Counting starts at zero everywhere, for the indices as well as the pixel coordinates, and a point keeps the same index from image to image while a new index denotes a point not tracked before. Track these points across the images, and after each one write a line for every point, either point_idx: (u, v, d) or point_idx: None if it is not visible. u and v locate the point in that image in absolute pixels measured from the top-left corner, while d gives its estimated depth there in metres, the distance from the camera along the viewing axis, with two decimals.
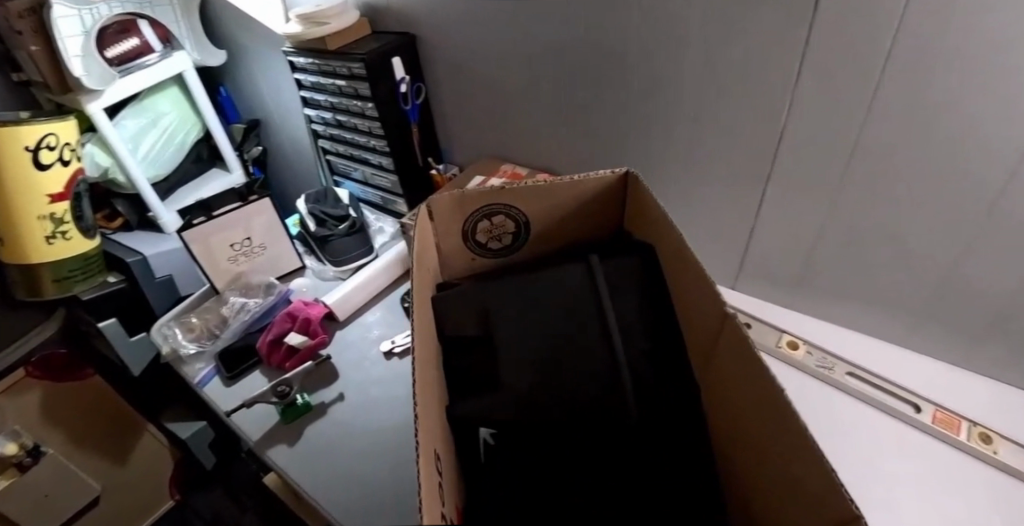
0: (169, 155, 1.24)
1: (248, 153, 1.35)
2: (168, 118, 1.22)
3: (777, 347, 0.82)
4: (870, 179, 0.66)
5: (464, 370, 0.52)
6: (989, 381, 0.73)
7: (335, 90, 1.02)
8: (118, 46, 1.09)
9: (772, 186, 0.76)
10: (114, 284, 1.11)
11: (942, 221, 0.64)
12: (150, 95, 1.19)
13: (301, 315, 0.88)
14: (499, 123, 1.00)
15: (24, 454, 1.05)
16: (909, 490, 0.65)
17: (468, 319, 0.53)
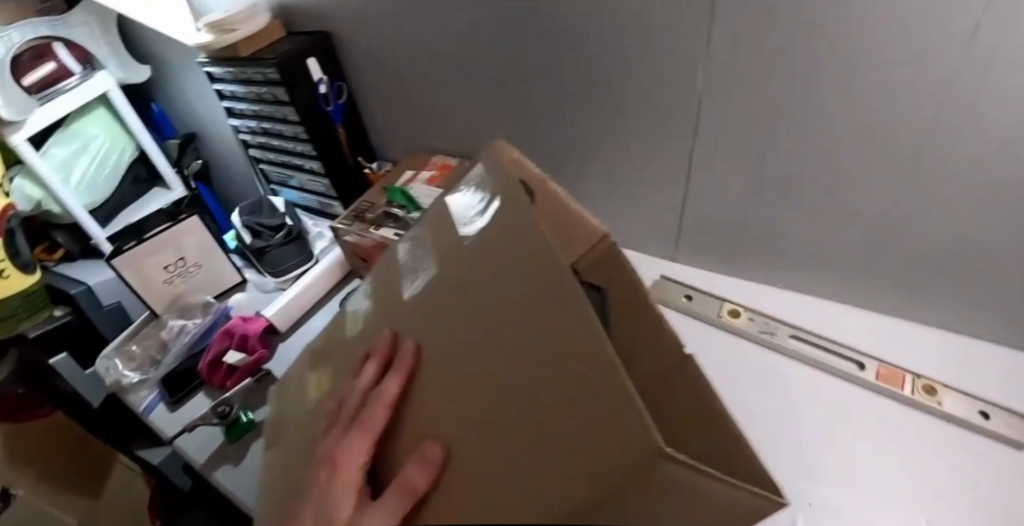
0: (104, 179, 1.21)
1: (189, 168, 1.32)
2: (99, 141, 1.19)
3: (719, 318, 0.81)
4: (791, 140, 0.64)
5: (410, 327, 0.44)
6: (937, 332, 0.72)
7: (256, 97, 0.99)
8: (34, 73, 1.07)
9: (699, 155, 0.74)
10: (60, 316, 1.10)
11: (865, 178, 0.61)
12: (77, 120, 1.17)
13: (239, 332, 0.86)
14: (426, 116, 0.97)
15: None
16: (853, 453, 0.65)
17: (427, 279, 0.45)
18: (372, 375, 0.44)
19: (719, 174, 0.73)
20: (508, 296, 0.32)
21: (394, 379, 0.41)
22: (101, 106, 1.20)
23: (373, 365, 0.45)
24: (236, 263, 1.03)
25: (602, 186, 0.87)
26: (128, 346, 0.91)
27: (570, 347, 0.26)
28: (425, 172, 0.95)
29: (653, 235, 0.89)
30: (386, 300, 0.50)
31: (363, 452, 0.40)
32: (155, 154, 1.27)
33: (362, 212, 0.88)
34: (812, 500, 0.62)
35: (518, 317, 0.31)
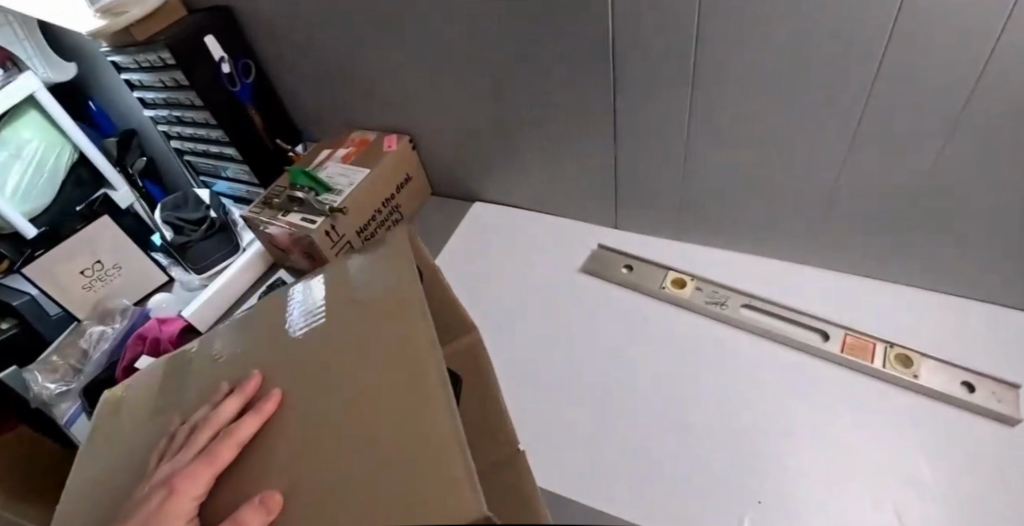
0: (41, 187, 1.13)
1: (132, 166, 1.25)
2: (34, 146, 1.11)
3: (662, 289, 0.75)
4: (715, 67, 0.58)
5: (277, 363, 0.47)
6: (901, 287, 0.69)
7: (161, 84, 0.93)
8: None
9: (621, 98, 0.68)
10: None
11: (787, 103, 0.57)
12: (8, 124, 1.08)
13: (151, 336, 0.81)
14: (342, 90, 0.91)
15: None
16: (813, 432, 0.58)
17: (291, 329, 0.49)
18: (232, 413, 0.43)
19: (639, 123, 0.70)
20: (382, 361, 0.40)
21: (249, 421, 0.41)
22: (33, 109, 1.10)
23: (232, 403, 0.44)
24: (161, 263, 0.99)
25: (530, 145, 0.82)
26: (48, 357, 0.86)
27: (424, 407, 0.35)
28: (341, 150, 0.88)
29: (580, 195, 0.85)
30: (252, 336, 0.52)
31: (202, 486, 0.40)
32: (95, 156, 1.18)
33: (270, 198, 0.82)
34: (762, 497, 0.54)
35: (385, 379, 0.39)
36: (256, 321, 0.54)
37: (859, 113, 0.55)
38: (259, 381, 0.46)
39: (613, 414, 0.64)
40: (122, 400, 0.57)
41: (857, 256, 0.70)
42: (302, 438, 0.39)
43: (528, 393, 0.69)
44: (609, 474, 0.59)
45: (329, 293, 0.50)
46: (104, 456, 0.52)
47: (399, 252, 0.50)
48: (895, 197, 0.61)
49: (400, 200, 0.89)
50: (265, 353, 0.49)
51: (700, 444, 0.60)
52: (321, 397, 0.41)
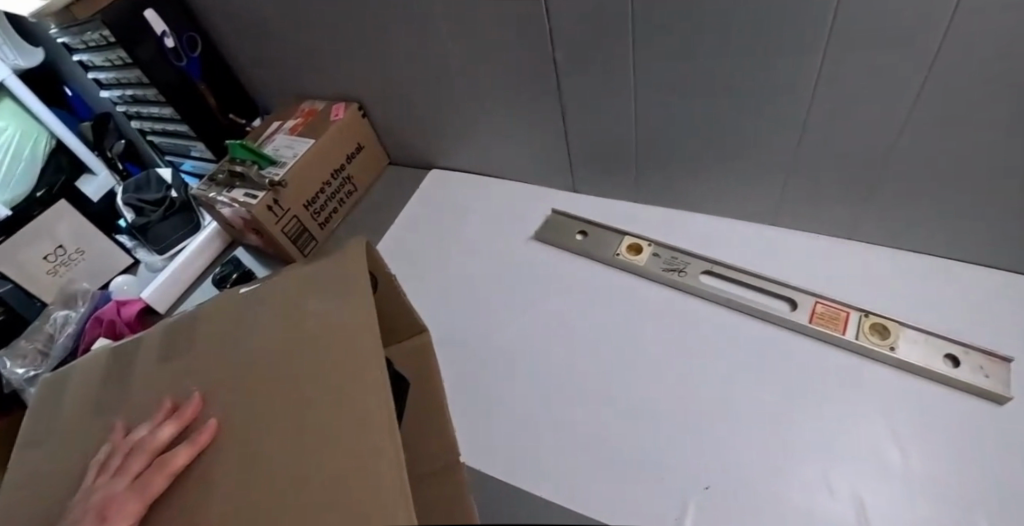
0: (19, 177, 0.95)
1: (112, 150, 1.09)
2: (11, 134, 0.94)
3: (617, 256, 0.72)
4: (659, 8, 0.55)
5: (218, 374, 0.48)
6: (872, 248, 0.65)
7: (109, 63, 0.90)
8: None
9: (562, 58, 0.66)
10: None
11: (729, 48, 0.55)
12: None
13: (107, 319, 0.81)
14: (292, 62, 0.88)
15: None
16: (774, 405, 0.55)
17: (238, 339, 0.49)
18: (168, 436, 0.44)
19: (584, 74, 0.66)
20: (330, 393, 0.42)
21: (183, 452, 0.42)
22: (8, 97, 0.95)
23: (169, 427, 0.45)
24: (127, 245, 1.04)
25: (481, 109, 0.79)
26: (16, 344, 0.90)
27: (371, 444, 0.38)
28: (289, 122, 0.88)
29: (532, 156, 0.82)
30: (185, 333, 0.53)
31: (131, 517, 0.41)
32: (70, 140, 1.01)
33: (213, 175, 0.80)
34: (710, 482, 0.51)
35: (332, 410, 0.41)
36: (198, 320, 0.53)
37: (825, 43, 0.50)
38: (201, 404, 0.46)
39: (550, 388, 0.61)
40: (61, 391, 0.56)
41: (812, 209, 0.65)
42: (245, 469, 0.40)
43: (467, 363, 0.66)
44: (558, 449, 0.56)
45: (278, 308, 0.50)
46: (37, 454, 0.52)
47: (351, 260, 0.51)
48: (856, 147, 0.57)
49: (352, 171, 0.89)
50: (205, 366, 0.49)
51: (642, 424, 0.56)
52: (268, 426, 0.42)
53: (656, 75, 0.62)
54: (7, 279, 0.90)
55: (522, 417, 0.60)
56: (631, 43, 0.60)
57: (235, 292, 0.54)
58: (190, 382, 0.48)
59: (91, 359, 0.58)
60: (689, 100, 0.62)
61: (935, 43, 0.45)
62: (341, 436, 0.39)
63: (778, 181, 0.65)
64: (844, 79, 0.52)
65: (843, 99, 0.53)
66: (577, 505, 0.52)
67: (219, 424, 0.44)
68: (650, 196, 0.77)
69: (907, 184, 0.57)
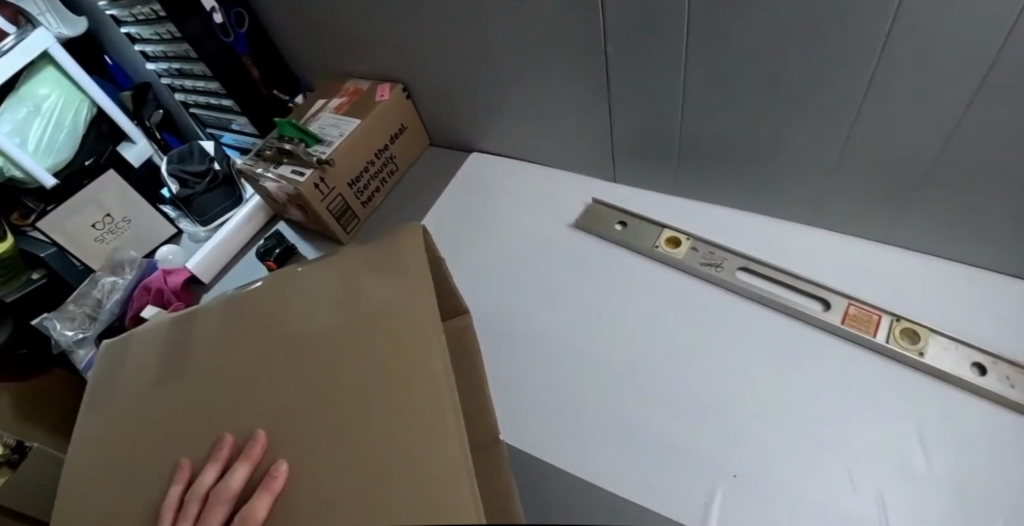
0: (62, 145, 0.96)
1: (149, 120, 1.16)
2: (54, 102, 0.95)
3: (655, 247, 0.74)
4: (716, 10, 0.56)
5: (279, 366, 0.49)
6: (911, 254, 0.66)
7: (157, 37, 0.92)
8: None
9: (614, 55, 0.67)
10: (38, 279, 1.02)
11: (779, 56, 0.56)
12: (24, 80, 0.92)
13: (155, 286, 0.84)
14: (339, 42, 0.90)
15: (10, 452, 0.89)
16: (807, 403, 0.57)
17: (298, 335, 0.51)
18: (241, 480, 0.43)
19: (631, 65, 0.67)
20: (397, 389, 0.43)
21: (261, 503, 0.42)
22: (50, 63, 0.95)
23: (240, 471, 0.43)
24: (170, 215, 1.09)
25: (526, 99, 0.81)
26: (65, 307, 0.93)
27: (438, 433, 0.39)
28: (335, 101, 0.89)
29: (574, 144, 0.83)
30: (241, 320, 0.55)
31: None
32: (113, 111, 1.04)
33: (261, 150, 0.82)
34: (738, 471, 0.53)
35: (398, 405, 0.42)
36: (258, 312, 0.54)
37: (881, 44, 0.50)
38: (267, 435, 0.45)
39: (583, 373, 0.64)
40: (111, 396, 0.56)
41: (851, 212, 0.66)
42: (316, 474, 0.42)
43: (508, 346, 0.69)
44: (595, 435, 0.58)
45: (338, 299, 0.51)
46: (98, 463, 0.52)
47: (409, 244, 0.52)
48: (900, 160, 0.58)
49: (395, 150, 0.91)
50: (267, 377, 0.49)
51: (680, 418, 0.58)
52: (337, 426, 0.43)
53: (705, 70, 0.62)
54: (50, 243, 0.97)
55: (560, 401, 0.62)
56: (683, 37, 0.60)
57: (291, 271, 0.56)
58: (253, 406, 0.48)
59: (139, 362, 0.57)
60: (736, 96, 0.63)
61: (983, 66, 0.46)
62: (410, 433, 0.40)
63: (816, 185, 0.66)
64: (895, 83, 0.52)
65: (893, 105, 0.54)
66: (606, 485, 0.55)
67: (290, 459, 0.43)
68: (690, 190, 0.78)
69: (950, 191, 0.57)
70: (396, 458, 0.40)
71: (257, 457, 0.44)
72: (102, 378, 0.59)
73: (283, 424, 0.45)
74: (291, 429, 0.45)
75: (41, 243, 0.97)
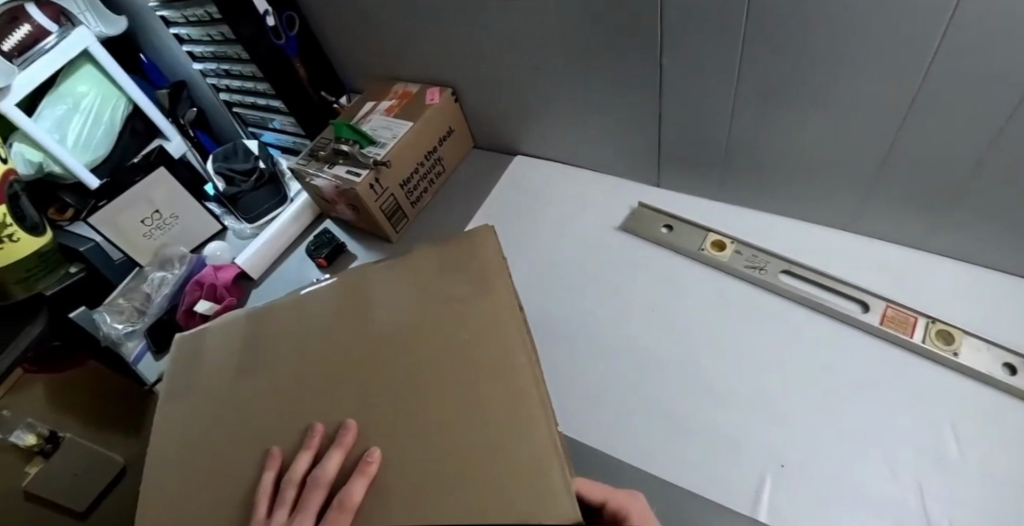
0: (99, 141, 1.03)
1: (184, 118, 1.19)
2: (92, 99, 1.02)
3: (700, 251, 0.77)
4: (765, 34, 0.59)
5: (360, 359, 0.52)
6: (947, 260, 0.69)
7: (208, 38, 0.95)
8: (10, 34, 0.89)
9: (662, 69, 0.71)
10: (76, 273, 1.03)
11: (822, 79, 0.60)
12: (64, 80, 1.00)
13: (208, 282, 0.87)
14: (387, 48, 0.93)
15: (42, 441, 1.06)
16: (851, 399, 0.61)
17: (378, 329, 0.53)
18: (337, 465, 0.43)
19: (680, 76, 0.70)
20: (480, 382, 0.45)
21: (357, 483, 0.41)
22: (88, 62, 1.02)
23: (336, 456, 0.44)
24: (215, 211, 1.12)
25: (571, 105, 0.84)
26: (115, 301, 0.96)
27: (529, 422, 0.41)
28: (384, 103, 0.92)
29: (618, 151, 0.87)
30: (319, 314, 0.57)
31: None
32: (147, 108, 1.10)
33: (316, 151, 0.86)
34: (785, 461, 0.57)
35: (487, 395, 0.44)
36: (333, 308, 0.57)
37: (919, 77, 0.53)
38: (357, 425, 0.46)
39: (636, 368, 0.67)
40: (193, 387, 0.58)
41: (886, 223, 0.70)
42: (407, 459, 0.42)
43: (561, 343, 0.72)
44: (649, 424, 0.62)
45: (418, 297, 0.54)
46: (180, 452, 0.53)
47: (484, 248, 0.56)
48: (934, 180, 0.61)
49: (442, 152, 0.94)
50: (351, 369, 0.51)
51: (730, 412, 0.61)
52: (422, 414, 0.45)
53: (752, 88, 0.66)
54: (90, 238, 1.00)
55: (614, 396, 0.65)
56: (732, 56, 0.64)
57: (366, 269, 0.59)
58: (338, 398, 0.50)
59: (218, 356, 0.60)
60: (782, 113, 0.66)
61: (1014, 101, 0.50)
62: (501, 422, 0.42)
63: (855, 196, 0.69)
64: (931, 112, 0.55)
65: (928, 130, 0.57)
66: (661, 473, 0.58)
67: (381, 448, 0.44)
68: (731, 196, 0.81)
69: (980, 209, 0.61)
70: (489, 443, 0.41)
71: (350, 442, 0.44)
72: (180, 369, 0.60)
73: (369, 411, 0.47)
74: (379, 417, 0.46)
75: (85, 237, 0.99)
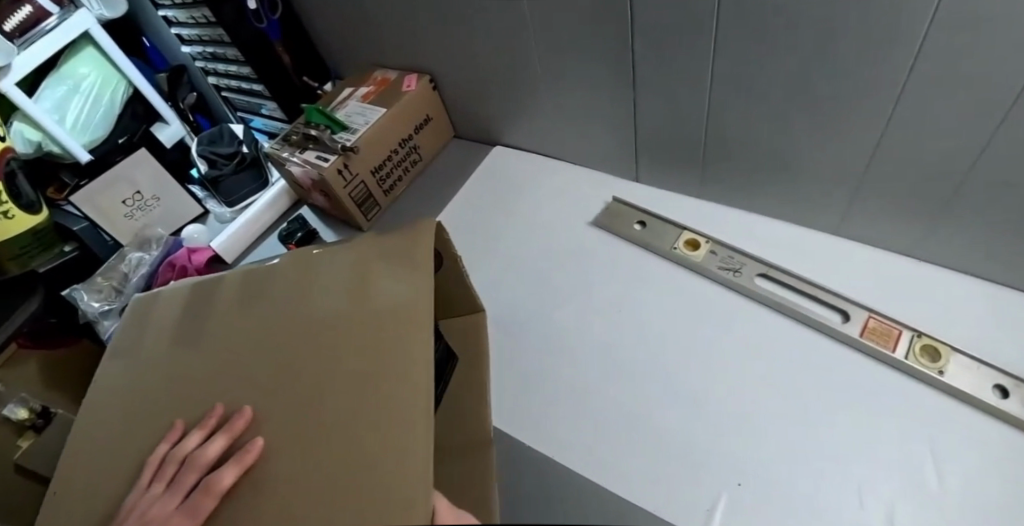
0: (98, 123, 1.03)
1: (184, 102, 1.19)
2: (91, 82, 1.02)
3: (673, 249, 0.73)
4: (741, 19, 0.56)
5: (278, 343, 0.50)
6: (938, 268, 0.64)
7: (193, 21, 0.95)
8: (14, 15, 0.91)
9: (639, 59, 0.67)
10: (69, 252, 1.04)
11: (802, 69, 0.56)
12: (66, 61, 1.01)
13: (180, 264, 0.87)
14: (368, 34, 0.91)
15: (36, 416, 0.98)
16: (820, 414, 0.56)
17: (301, 316, 0.51)
18: (219, 449, 0.43)
19: (660, 66, 0.66)
20: (377, 383, 0.42)
21: (228, 471, 0.41)
22: (89, 44, 1.02)
23: (220, 440, 0.43)
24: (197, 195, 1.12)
25: (552, 94, 0.81)
26: (93, 279, 0.96)
27: (409, 432, 0.38)
28: (362, 89, 0.91)
29: (597, 144, 0.83)
30: (256, 291, 0.56)
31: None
32: (146, 90, 1.10)
33: (288, 135, 0.85)
34: (743, 479, 0.53)
35: (380, 396, 0.42)
36: (267, 290, 0.55)
37: (907, 69, 0.49)
38: (253, 412, 0.45)
39: (595, 369, 0.64)
40: (132, 344, 0.59)
41: (873, 227, 0.66)
42: (290, 453, 0.41)
43: (522, 340, 0.69)
44: (601, 427, 0.59)
45: (346, 284, 0.52)
46: (105, 406, 0.54)
47: (424, 240, 0.53)
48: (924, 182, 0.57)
49: (419, 140, 0.92)
50: (265, 352, 0.50)
51: (687, 419, 0.58)
52: (315, 408, 0.43)
53: (731, 79, 0.62)
54: (84, 218, 1.03)
55: (570, 397, 0.62)
56: (708, 44, 0.60)
57: (310, 252, 0.57)
58: (247, 380, 0.48)
59: (160, 320, 0.59)
60: (767, 105, 0.62)
61: (1009, 98, 0.45)
62: (384, 427, 0.40)
63: (840, 196, 0.65)
64: (919, 107, 0.51)
65: (918, 127, 0.53)
66: (609, 483, 0.54)
67: (268, 436, 0.43)
68: (711, 192, 0.77)
69: (974, 214, 0.56)
70: (365, 450, 0.39)
71: (239, 428, 0.44)
72: (128, 327, 0.61)
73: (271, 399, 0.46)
74: (278, 406, 0.45)
75: (76, 217, 1.03)
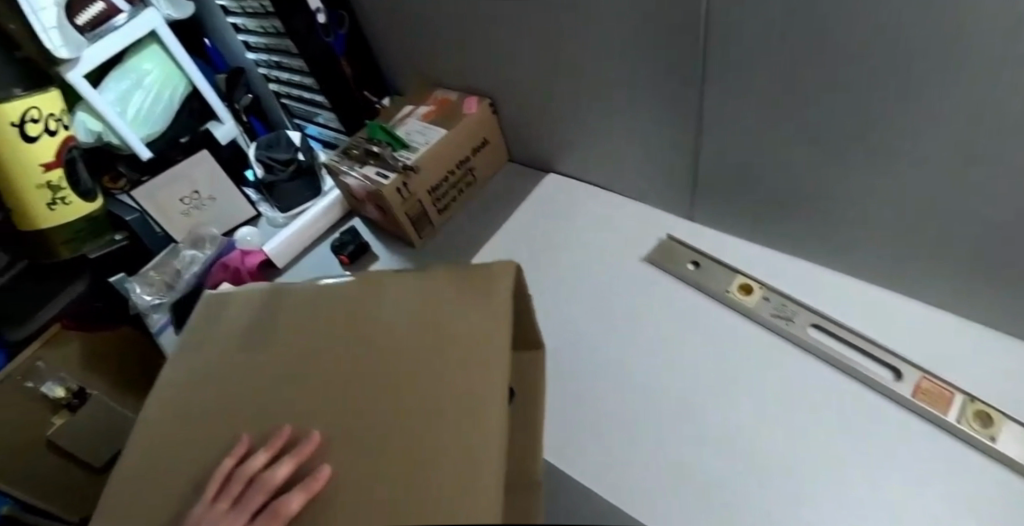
0: (157, 117, 1.07)
1: (239, 103, 1.22)
2: (154, 77, 1.05)
3: (726, 292, 0.74)
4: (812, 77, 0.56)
5: (347, 368, 0.50)
6: (996, 334, 0.63)
7: (261, 29, 0.99)
8: (87, 9, 0.92)
9: (702, 103, 0.68)
10: (119, 241, 1.07)
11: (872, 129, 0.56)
12: (129, 58, 1.04)
13: (232, 266, 0.90)
14: (430, 54, 0.94)
15: (71, 395, 1.05)
16: (871, 473, 0.56)
17: (371, 342, 0.52)
18: (286, 474, 0.44)
19: (723, 111, 0.67)
20: (450, 422, 0.43)
21: (295, 496, 0.42)
22: (155, 42, 1.05)
23: (287, 464, 0.44)
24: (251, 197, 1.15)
25: (607, 125, 0.82)
26: (146, 272, 0.99)
27: (484, 475, 0.38)
28: (422, 108, 0.93)
29: (650, 178, 0.84)
30: (324, 312, 0.57)
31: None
32: (203, 87, 1.12)
33: (349, 149, 0.88)
34: None
35: (454, 436, 0.42)
36: (337, 310, 0.56)
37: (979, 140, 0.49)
38: (320, 438, 0.46)
39: (643, 406, 0.65)
40: (200, 346, 0.60)
41: (931, 286, 0.66)
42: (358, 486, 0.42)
43: (570, 370, 0.70)
44: (648, 466, 0.59)
45: (419, 317, 0.52)
46: (171, 407, 0.55)
47: (498, 276, 0.53)
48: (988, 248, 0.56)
49: (475, 162, 0.93)
50: (335, 377, 0.50)
51: (734, 466, 0.58)
52: (385, 439, 0.44)
53: (795, 130, 0.63)
54: (137, 210, 1.06)
55: (615, 433, 0.63)
56: (774, 96, 0.61)
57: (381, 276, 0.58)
58: (315, 402, 0.49)
59: (229, 325, 0.61)
60: (831, 160, 0.62)
61: None
62: (457, 468, 0.39)
63: (900, 254, 0.65)
64: (989, 177, 0.51)
65: (986, 195, 0.53)
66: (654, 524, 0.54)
67: (334, 464, 0.44)
68: (765, 237, 0.78)
69: None
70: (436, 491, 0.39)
71: (307, 454, 0.44)
72: (196, 328, 0.63)
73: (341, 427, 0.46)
74: (347, 434, 0.45)
75: (129, 208, 1.06)
